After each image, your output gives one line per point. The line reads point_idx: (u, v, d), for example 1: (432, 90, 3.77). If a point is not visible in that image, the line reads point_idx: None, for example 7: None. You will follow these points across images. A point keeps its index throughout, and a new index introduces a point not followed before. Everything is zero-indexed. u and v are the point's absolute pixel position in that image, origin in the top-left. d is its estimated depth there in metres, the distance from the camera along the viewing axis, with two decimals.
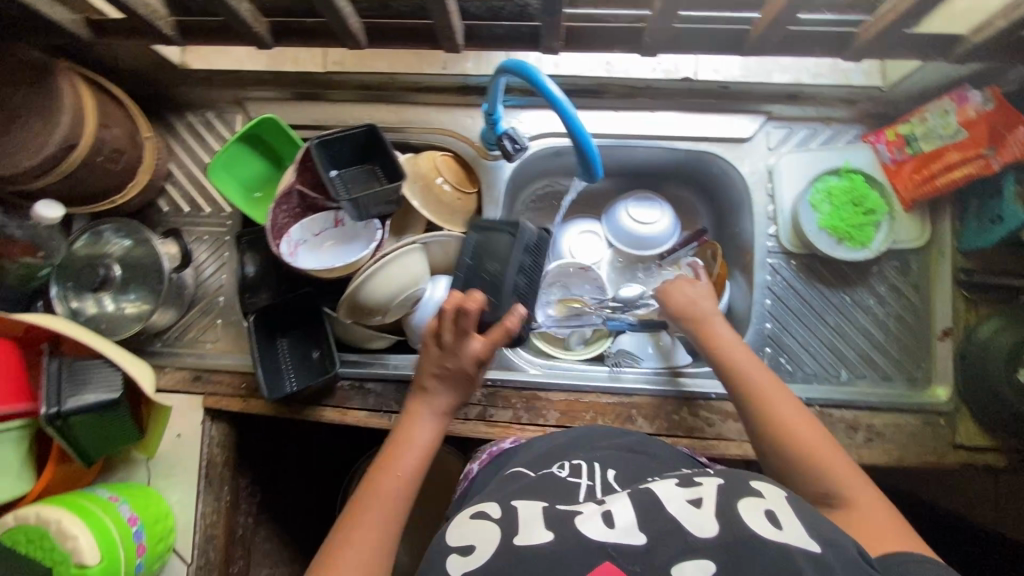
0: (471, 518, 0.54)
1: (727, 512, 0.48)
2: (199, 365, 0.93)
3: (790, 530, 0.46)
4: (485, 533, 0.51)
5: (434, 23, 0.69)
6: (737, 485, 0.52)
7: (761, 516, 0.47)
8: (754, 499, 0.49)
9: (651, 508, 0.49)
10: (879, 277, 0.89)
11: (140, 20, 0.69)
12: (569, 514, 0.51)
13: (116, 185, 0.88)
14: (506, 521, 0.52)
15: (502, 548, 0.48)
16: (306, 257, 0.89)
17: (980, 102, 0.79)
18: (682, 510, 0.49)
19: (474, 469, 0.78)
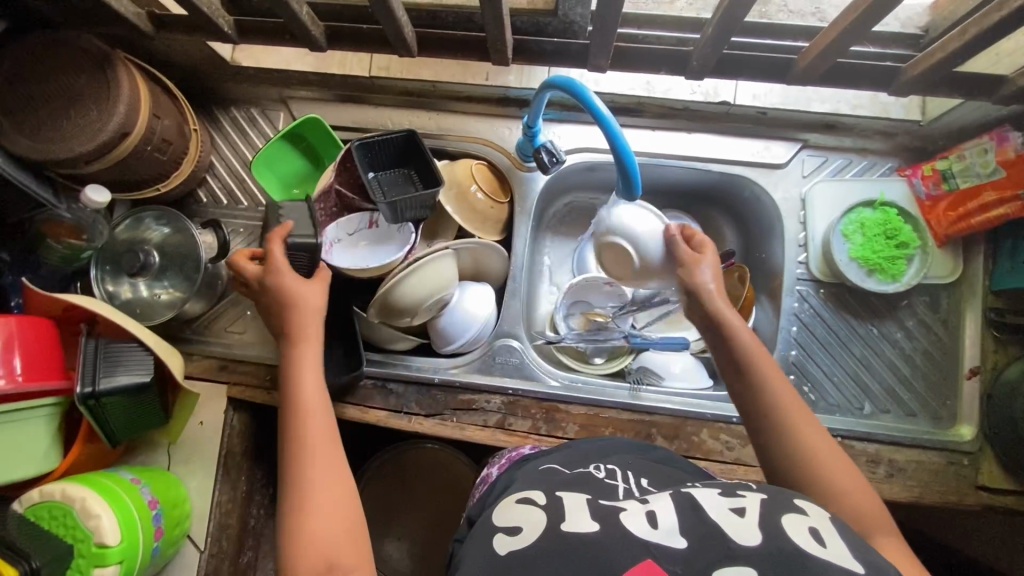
0: (518, 502, 0.57)
1: (771, 525, 0.47)
2: (225, 355, 0.95)
3: (834, 549, 0.45)
4: (530, 518, 0.54)
5: (487, 35, 0.71)
6: (781, 501, 0.51)
7: (805, 531, 0.47)
8: (797, 517, 0.49)
9: (692, 512, 0.50)
10: (908, 312, 0.89)
11: (203, 17, 0.71)
12: (613, 509, 0.53)
13: (161, 174, 0.90)
14: (554, 509, 0.54)
15: (548, 532, 0.51)
16: (339, 256, 0.90)
17: (1020, 143, 0.78)
18: (726, 517, 0.49)
19: (494, 474, 0.79)
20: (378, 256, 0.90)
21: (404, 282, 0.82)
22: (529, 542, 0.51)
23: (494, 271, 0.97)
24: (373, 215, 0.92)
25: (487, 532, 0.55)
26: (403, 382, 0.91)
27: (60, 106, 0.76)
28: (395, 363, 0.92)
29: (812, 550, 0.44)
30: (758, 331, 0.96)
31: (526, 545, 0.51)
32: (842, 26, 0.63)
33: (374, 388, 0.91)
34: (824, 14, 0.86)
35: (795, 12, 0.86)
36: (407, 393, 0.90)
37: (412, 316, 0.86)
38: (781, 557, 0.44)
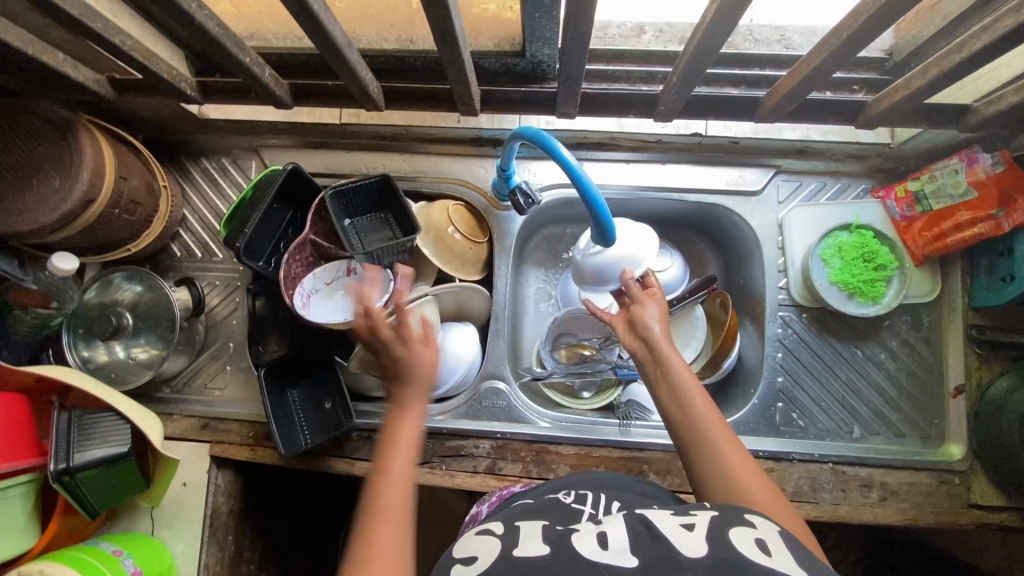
0: (478, 535, 0.57)
1: (718, 538, 0.48)
2: (206, 413, 0.93)
3: (779, 559, 0.46)
4: (488, 546, 0.53)
5: (452, 87, 0.70)
6: (731, 516, 0.52)
7: (751, 543, 0.48)
8: (745, 529, 0.50)
9: (644, 531, 0.50)
10: (891, 332, 0.89)
11: (162, 82, 0.70)
12: (569, 534, 0.53)
13: (132, 234, 0.88)
14: (509, 537, 0.54)
15: (502, 558, 0.50)
16: (317, 309, 0.87)
17: (990, 164, 0.78)
18: (675, 533, 0.49)
19: (484, 511, 0.79)
20: (357, 306, 0.88)
21: (384, 333, 0.81)
22: (484, 566, 0.49)
23: (478, 312, 0.96)
24: (351, 263, 0.90)
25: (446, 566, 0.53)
26: None
27: (22, 176, 0.74)
28: (381, 413, 0.90)
29: (756, 558, 0.45)
30: (744, 357, 0.96)
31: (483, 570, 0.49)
32: (810, 67, 0.63)
33: (360, 439, 0.89)
34: (789, 41, 0.85)
35: (762, 40, 0.85)
36: None
37: None
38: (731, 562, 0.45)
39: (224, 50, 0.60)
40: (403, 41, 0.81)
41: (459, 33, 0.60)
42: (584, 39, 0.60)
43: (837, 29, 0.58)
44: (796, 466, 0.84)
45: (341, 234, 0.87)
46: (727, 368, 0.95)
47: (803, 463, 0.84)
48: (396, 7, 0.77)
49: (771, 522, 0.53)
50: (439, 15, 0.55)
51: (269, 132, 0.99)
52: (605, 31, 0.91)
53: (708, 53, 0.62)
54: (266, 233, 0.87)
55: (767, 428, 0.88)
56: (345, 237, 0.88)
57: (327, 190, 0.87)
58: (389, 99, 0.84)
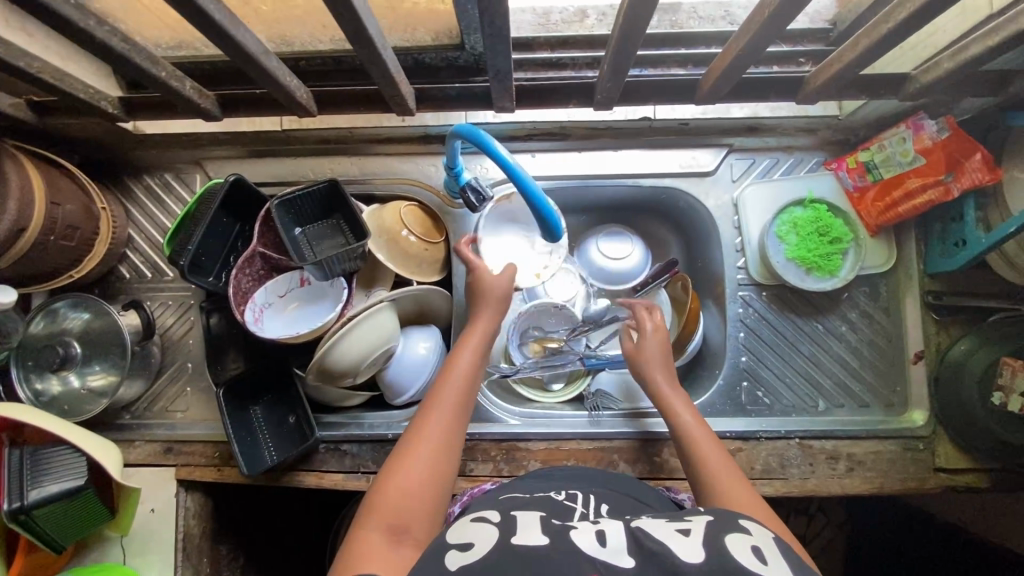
0: (472, 520, 0.56)
1: (714, 544, 0.48)
2: (170, 436, 0.91)
3: (776, 565, 0.47)
4: (483, 534, 0.53)
5: (379, 88, 0.67)
6: (727, 522, 0.52)
7: (747, 549, 0.48)
8: (740, 535, 0.50)
9: (641, 536, 0.50)
10: (850, 304, 0.89)
11: (81, 102, 0.67)
12: (565, 528, 0.53)
13: (74, 260, 0.85)
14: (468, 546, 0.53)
15: (502, 544, 0.50)
16: (271, 323, 0.87)
17: (935, 131, 0.77)
18: (671, 537, 0.50)
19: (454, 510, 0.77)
20: (312, 316, 0.88)
21: (340, 340, 0.79)
22: (482, 553, 0.49)
23: (440, 313, 0.95)
24: (304, 273, 0.89)
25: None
26: (357, 442, 0.88)
27: None
28: (347, 423, 0.89)
29: (753, 567, 0.46)
30: (708, 339, 0.96)
31: (482, 556, 0.49)
32: (740, 47, 0.61)
33: (328, 451, 0.88)
34: (733, 17, 0.84)
35: (706, 18, 0.84)
36: (362, 451, 0.88)
37: (354, 375, 0.84)
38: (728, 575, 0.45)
39: (133, 67, 0.58)
40: (337, 41, 0.79)
41: (377, 35, 0.58)
42: (502, 36, 0.57)
43: (760, 9, 0.56)
44: (763, 444, 0.85)
45: (288, 244, 0.83)
46: (692, 351, 0.95)
47: (770, 441, 0.85)
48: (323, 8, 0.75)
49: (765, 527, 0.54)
50: (351, 18, 0.53)
51: (211, 144, 0.96)
52: (548, 19, 0.88)
53: (633, 38, 0.60)
54: (214, 248, 0.85)
55: (732, 408, 0.88)
56: (296, 247, 0.85)
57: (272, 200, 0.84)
58: (327, 103, 0.82)
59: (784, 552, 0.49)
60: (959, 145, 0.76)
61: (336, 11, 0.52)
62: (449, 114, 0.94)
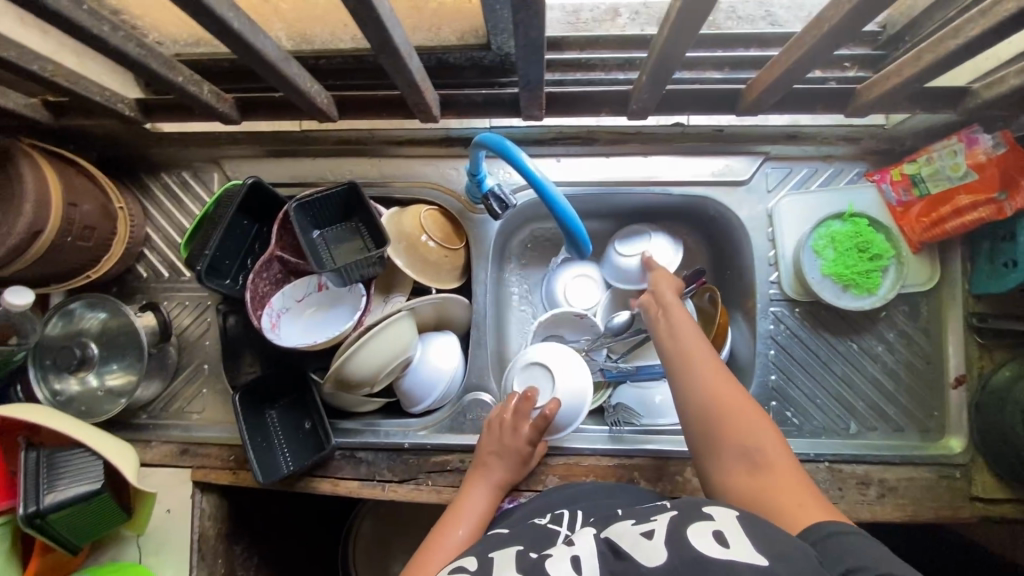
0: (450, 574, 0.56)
1: (677, 540, 0.47)
2: (185, 438, 0.91)
3: (738, 548, 0.45)
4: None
5: (404, 95, 0.65)
6: (690, 511, 0.51)
7: (709, 536, 0.47)
8: (703, 522, 0.49)
9: (611, 552, 0.49)
10: (888, 323, 0.85)
11: (98, 104, 0.65)
12: (540, 559, 0.53)
13: (91, 260, 0.84)
14: None
15: None
16: (288, 329, 0.85)
17: (991, 146, 0.72)
18: (636, 543, 0.49)
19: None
20: (330, 323, 0.86)
21: (358, 351, 0.77)
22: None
23: (459, 320, 0.93)
24: (322, 278, 0.88)
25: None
26: (372, 449, 0.87)
27: None
28: (363, 431, 0.88)
29: (715, 555, 0.45)
30: (736, 353, 0.93)
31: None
32: (791, 60, 0.57)
33: (343, 458, 0.87)
34: (775, 17, 0.80)
35: (745, 18, 0.80)
36: (378, 460, 0.87)
37: (371, 385, 0.82)
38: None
39: (149, 72, 0.55)
40: (358, 41, 0.76)
41: (402, 42, 0.55)
42: (536, 45, 0.54)
43: (817, 21, 0.52)
44: None
45: (305, 247, 0.81)
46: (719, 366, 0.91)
47: (799, 464, 0.81)
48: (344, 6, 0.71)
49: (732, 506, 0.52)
50: (377, 26, 0.50)
51: (229, 142, 0.94)
52: (578, 17, 0.85)
53: (676, 51, 0.57)
54: (230, 251, 0.83)
55: None
56: (314, 251, 0.83)
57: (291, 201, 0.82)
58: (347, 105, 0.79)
59: (746, 528, 0.47)
60: (1017, 161, 0.71)
61: (361, 19, 0.49)
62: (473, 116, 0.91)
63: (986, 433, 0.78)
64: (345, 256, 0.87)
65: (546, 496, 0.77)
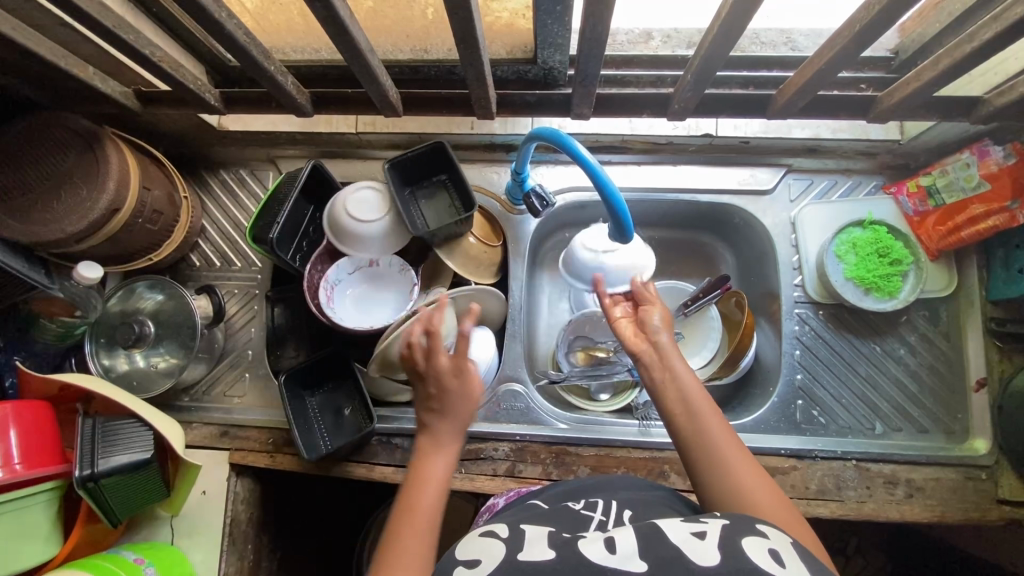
0: (481, 535, 0.57)
1: (731, 547, 0.47)
2: (226, 420, 0.93)
3: (794, 570, 0.45)
4: (491, 550, 0.53)
5: (470, 91, 0.72)
6: (743, 525, 0.51)
7: (765, 553, 0.47)
8: (758, 539, 0.49)
9: (655, 538, 0.49)
10: (909, 327, 0.89)
11: (190, 92, 0.72)
12: (575, 539, 0.52)
13: (153, 244, 0.89)
14: (518, 542, 0.54)
15: (507, 564, 0.50)
16: (340, 301, 0.90)
17: (1002, 156, 0.78)
18: (688, 542, 0.48)
19: (501, 502, 0.80)
20: (377, 303, 0.91)
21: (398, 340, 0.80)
22: (486, 573, 0.50)
23: (494, 316, 0.96)
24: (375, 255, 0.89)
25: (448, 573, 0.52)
26: (408, 436, 0.89)
27: (49, 187, 0.75)
28: (398, 417, 0.90)
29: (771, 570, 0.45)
30: (761, 356, 0.96)
31: (484, 574, 0.49)
32: (816, 68, 0.64)
33: (379, 443, 0.90)
34: (795, 44, 0.87)
35: (768, 43, 0.87)
36: (413, 446, 0.89)
37: None
38: None
39: (249, 58, 0.63)
40: (417, 51, 0.83)
41: (480, 35, 0.62)
42: (599, 39, 0.61)
43: (846, 26, 0.58)
44: (819, 464, 0.84)
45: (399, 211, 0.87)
46: (745, 367, 0.95)
47: (826, 461, 0.84)
48: (411, 18, 0.79)
49: (783, 531, 0.52)
50: (460, 18, 0.58)
51: (286, 143, 1.00)
52: (614, 39, 0.92)
53: (716, 56, 0.63)
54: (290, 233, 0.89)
55: (787, 425, 0.87)
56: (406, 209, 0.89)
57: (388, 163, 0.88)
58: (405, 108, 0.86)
59: (804, 559, 0.47)
60: None
61: (451, 9, 0.56)
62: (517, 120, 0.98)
63: (1011, 434, 0.81)
64: (437, 208, 0.92)
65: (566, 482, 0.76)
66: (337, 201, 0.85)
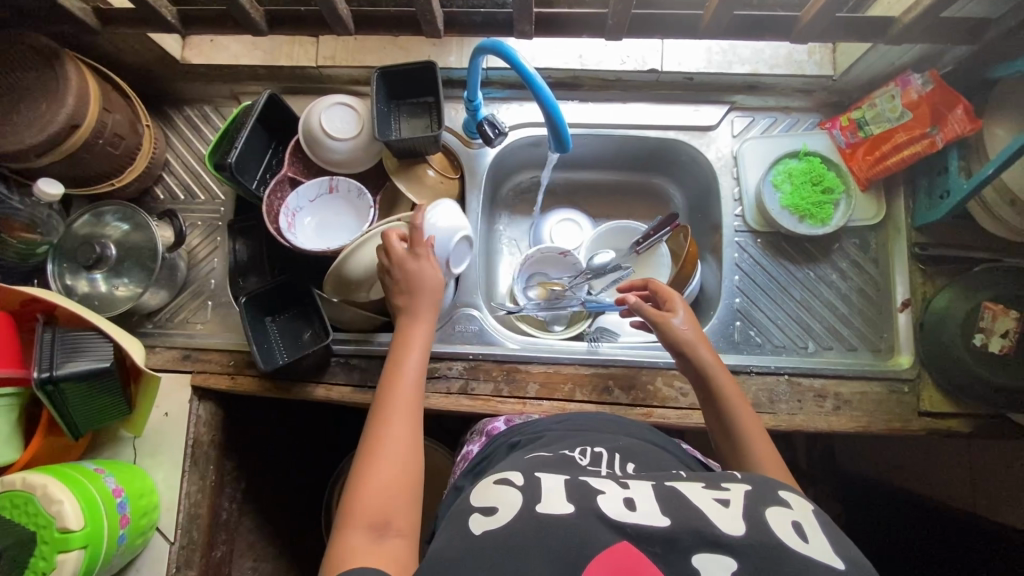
0: (495, 483, 0.59)
1: (755, 516, 0.51)
2: (188, 345, 0.96)
3: (816, 544, 0.49)
4: (508, 498, 0.56)
5: (417, 9, 0.75)
6: (768, 493, 0.54)
7: (789, 526, 0.50)
8: (782, 510, 0.52)
9: (679, 501, 0.53)
10: (841, 254, 0.94)
11: (147, 7, 0.75)
12: (592, 491, 0.55)
13: (116, 169, 0.92)
14: (530, 491, 0.56)
15: (525, 514, 0.53)
16: (303, 228, 0.93)
17: (921, 84, 0.85)
18: (711, 507, 0.52)
19: (473, 449, 0.86)
20: (337, 229, 0.94)
21: (356, 251, 0.83)
22: (504, 522, 0.53)
23: None
24: (332, 180, 0.93)
25: (465, 510, 0.56)
26: (365, 357, 0.93)
27: (10, 99, 0.78)
28: (357, 339, 0.94)
29: (794, 546, 0.48)
30: (705, 286, 1.02)
31: (501, 524, 0.52)
32: None
33: (338, 365, 0.93)
34: None
35: None
36: (370, 366, 0.92)
37: (368, 290, 0.87)
38: (860, 567, 0.47)
39: None
40: None
41: None
42: None
43: None
44: (754, 378, 0.89)
45: (377, 116, 0.93)
46: (690, 294, 1.00)
47: (761, 375, 0.89)
48: None
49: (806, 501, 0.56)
50: None
51: (248, 78, 1.02)
52: None
53: None
54: (252, 160, 0.93)
55: (726, 345, 0.92)
56: (384, 119, 0.95)
57: (376, 72, 0.94)
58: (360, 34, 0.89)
59: (825, 531, 0.50)
60: (943, 97, 0.83)
61: None
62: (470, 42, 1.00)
63: (933, 350, 0.86)
64: (409, 130, 0.97)
65: (550, 422, 0.79)
66: (312, 116, 0.92)
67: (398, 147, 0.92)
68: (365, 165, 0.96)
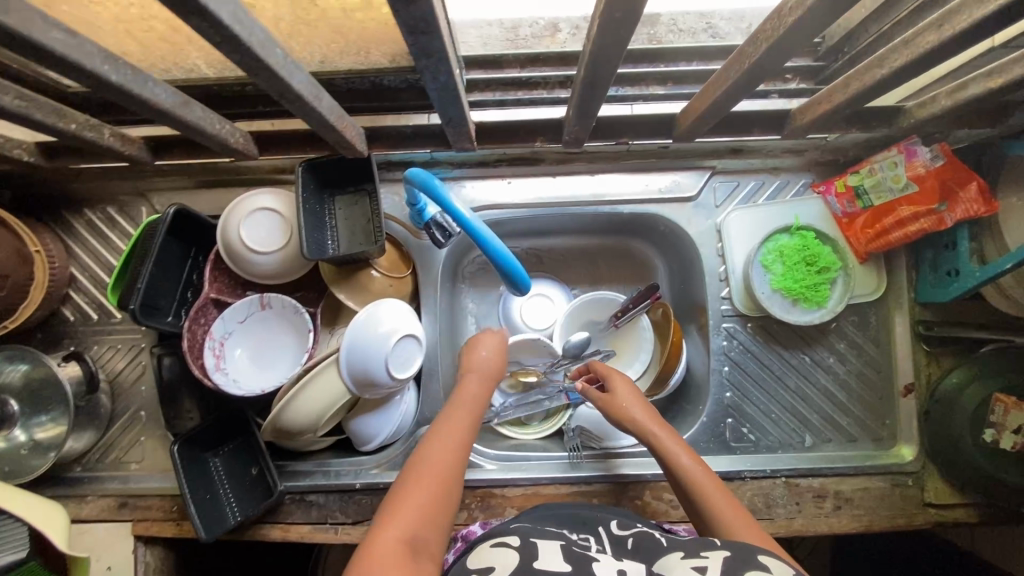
0: (491, 546, 0.55)
1: None
2: (124, 490, 0.85)
3: None
4: (503, 560, 0.51)
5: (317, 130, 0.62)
6: (745, 557, 0.48)
7: None
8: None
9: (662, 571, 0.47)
10: (838, 334, 0.85)
11: None
12: (586, 559, 0.51)
13: (6, 309, 0.79)
14: (526, 549, 0.52)
15: (522, 569, 0.49)
16: (234, 356, 0.81)
17: (929, 158, 0.73)
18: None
19: (451, 557, 0.71)
20: (275, 352, 0.83)
21: (296, 398, 0.74)
22: None
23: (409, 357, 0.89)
24: (263, 297, 0.81)
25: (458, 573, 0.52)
26: (324, 492, 0.84)
27: None
28: (313, 473, 0.84)
29: None
30: (692, 368, 0.93)
31: None
32: (712, 98, 0.59)
33: (293, 502, 0.84)
34: (716, 29, 0.80)
35: (686, 31, 0.79)
36: (329, 502, 0.83)
37: (314, 431, 0.77)
38: None
39: (34, 123, 0.55)
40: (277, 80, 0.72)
41: (302, 85, 0.53)
42: (451, 90, 0.57)
43: (737, 62, 0.52)
44: (749, 484, 0.81)
45: (307, 221, 0.79)
46: (675, 383, 0.91)
47: (755, 480, 0.81)
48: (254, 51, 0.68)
49: (788, 565, 0.49)
50: (270, 77, 0.48)
51: (153, 174, 0.88)
52: (516, 33, 0.82)
53: (600, 76, 0.55)
54: (165, 287, 0.79)
55: (717, 445, 0.84)
56: (316, 221, 0.81)
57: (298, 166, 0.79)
58: (265, 142, 0.80)
59: None
60: (953, 173, 0.72)
61: (251, 72, 0.47)
62: (410, 116, 0.84)
63: (938, 442, 0.79)
64: (348, 228, 0.83)
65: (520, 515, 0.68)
66: (229, 230, 0.78)
67: (336, 258, 0.79)
68: (301, 272, 0.84)
